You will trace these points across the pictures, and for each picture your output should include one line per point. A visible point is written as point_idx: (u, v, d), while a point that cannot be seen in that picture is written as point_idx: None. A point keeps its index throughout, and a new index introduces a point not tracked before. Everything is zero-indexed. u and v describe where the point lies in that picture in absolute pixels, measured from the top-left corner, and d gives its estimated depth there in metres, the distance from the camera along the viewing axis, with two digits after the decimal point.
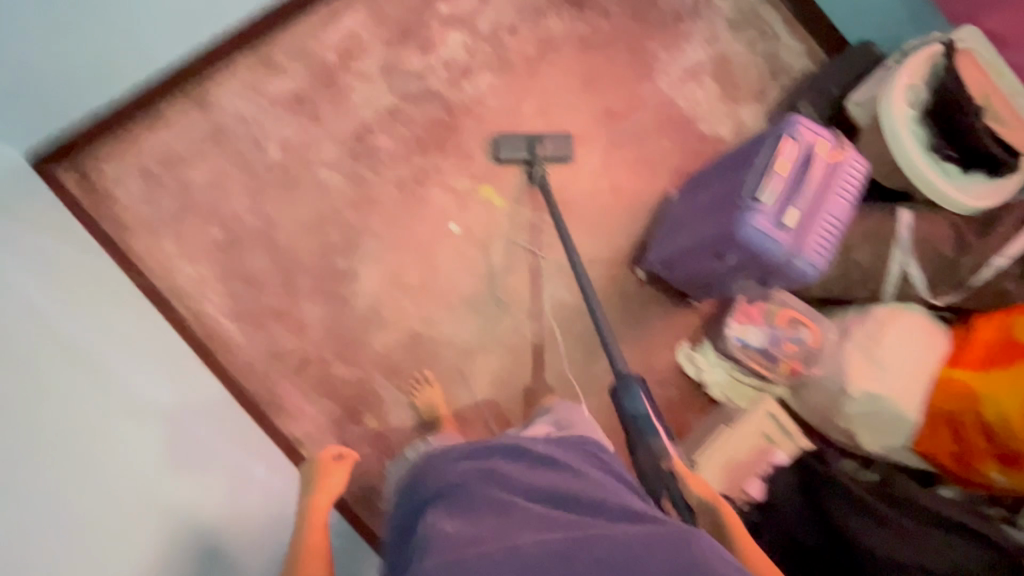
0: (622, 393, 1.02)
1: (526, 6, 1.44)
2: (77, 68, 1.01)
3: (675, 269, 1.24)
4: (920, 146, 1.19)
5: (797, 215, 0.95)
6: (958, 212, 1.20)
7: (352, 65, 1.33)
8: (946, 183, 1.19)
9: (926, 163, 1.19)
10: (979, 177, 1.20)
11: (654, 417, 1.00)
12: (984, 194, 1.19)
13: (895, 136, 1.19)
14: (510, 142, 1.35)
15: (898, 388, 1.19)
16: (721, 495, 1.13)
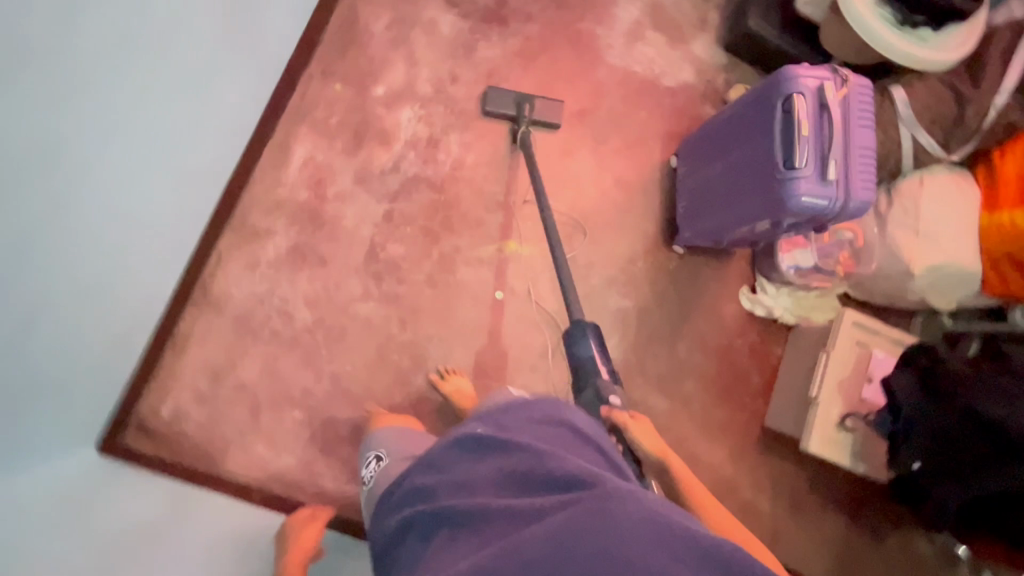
0: (572, 338, 1.10)
1: (454, 48, 1.36)
2: (103, 349, 0.94)
3: (721, 240, 1.26)
4: (885, 23, 1.20)
5: (836, 165, 0.96)
6: (940, 71, 1.21)
7: (328, 193, 1.27)
8: (922, 47, 1.19)
9: (896, 35, 1.20)
10: (950, 32, 1.20)
11: (600, 356, 1.10)
12: (959, 46, 1.20)
13: (861, 21, 1.20)
14: (498, 98, 1.34)
15: (954, 248, 1.24)
16: (848, 415, 1.23)
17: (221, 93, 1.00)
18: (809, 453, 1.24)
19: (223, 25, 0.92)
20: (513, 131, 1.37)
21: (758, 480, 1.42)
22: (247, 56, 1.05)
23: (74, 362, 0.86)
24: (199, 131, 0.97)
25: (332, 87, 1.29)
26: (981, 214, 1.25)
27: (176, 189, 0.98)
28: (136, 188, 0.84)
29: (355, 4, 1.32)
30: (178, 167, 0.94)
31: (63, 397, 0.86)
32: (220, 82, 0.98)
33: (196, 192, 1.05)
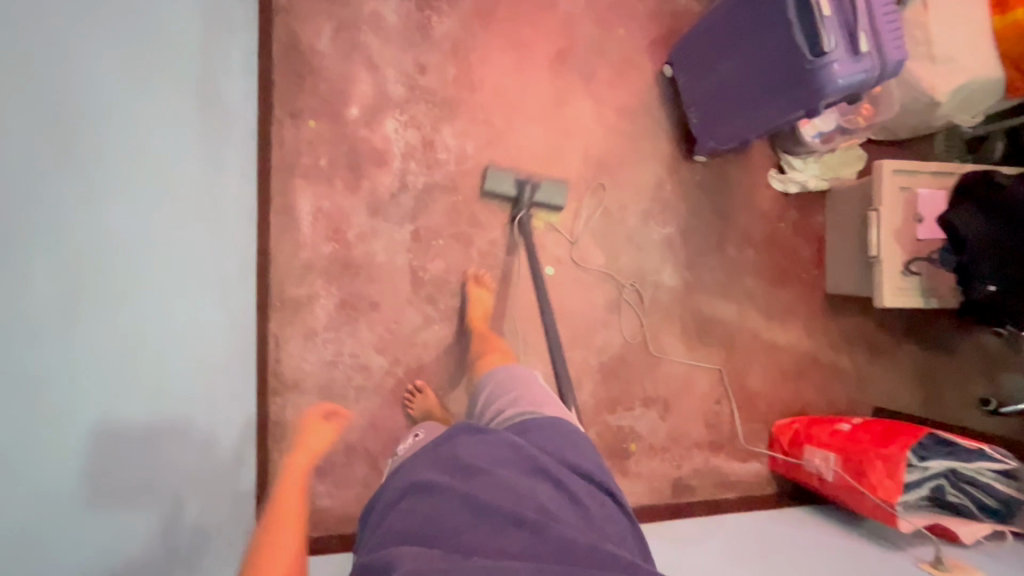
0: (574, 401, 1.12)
1: (408, 35, 1.25)
2: (202, 400, 0.90)
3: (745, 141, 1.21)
4: None
5: (865, 35, 0.90)
6: None
7: (350, 236, 1.22)
8: None
9: None
10: None
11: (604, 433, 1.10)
12: None
13: None
14: (498, 178, 1.26)
15: (973, 63, 1.20)
16: (910, 262, 1.27)
17: (223, 199, 0.99)
18: (884, 309, 1.29)
19: (207, 99, 0.92)
20: (511, 215, 1.29)
21: (835, 344, 1.49)
22: (230, 152, 1.02)
23: (191, 413, 0.86)
24: (217, 242, 0.96)
25: (306, 128, 1.20)
26: (993, 19, 1.19)
27: (218, 308, 0.97)
28: (190, 312, 0.86)
29: (290, 27, 1.19)
30: (213, 286, 0.95)
31: (177, 444, 0.81)
32: (218, 188, 0.97)
33: (235, 302, 1.04)
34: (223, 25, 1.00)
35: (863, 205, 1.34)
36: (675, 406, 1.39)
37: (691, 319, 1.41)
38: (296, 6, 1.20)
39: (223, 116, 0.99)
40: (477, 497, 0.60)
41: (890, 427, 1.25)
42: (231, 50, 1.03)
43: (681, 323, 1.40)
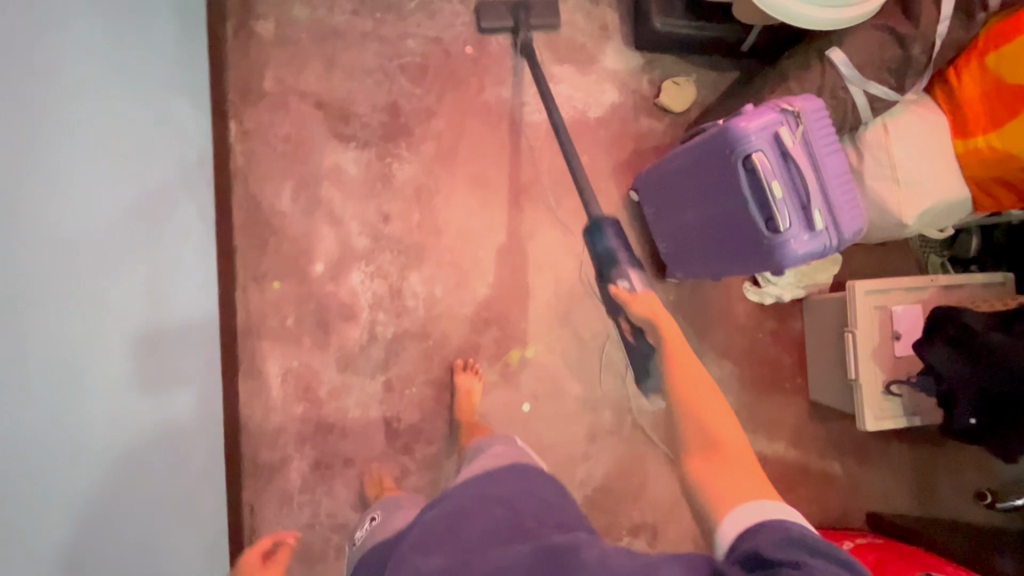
0: (593, 232, 1.09)
1: (370, 185, 1.24)
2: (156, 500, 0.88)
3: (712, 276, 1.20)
4: None
5: (820, 212, 0.89)
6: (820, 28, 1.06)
7: (321, 394, 1.21)
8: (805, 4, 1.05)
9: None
10: None
11: (622, 248, 1.07)
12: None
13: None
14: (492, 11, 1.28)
15: (936, 187, 1.19)
16: (890, 383, 1.25)
17: (180, 404, 0.98)
18: (867, 432, 1.27)
19: (202, 248, 1.09)
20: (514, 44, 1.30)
21: (823, 450, 1.46)
22: (184, 353, 1.01)
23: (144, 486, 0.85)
24: (174, 453, 0.94)
25: (271, 289, 1.19)
26: (954, 142, 1.17)
27: (171, 499, 0.92)
28: (140, 534, 0.83)
29: (250, 190, 1.19)
30: (172, 499, 0.92)
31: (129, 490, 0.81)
32: (173, 395, 0.96)
33: (201, 505, 1.01)
34: (178, 228, 1.01)
35: (838, 321, 1.32)
36: (663, 532, 1.37)
37: None
38: (255, 169, 1.19)
39: (175, 321, 0.98)
40: (445, 522, 0.71)
41: (884, 559, 1.22)
42: (186, 249, 1.03)
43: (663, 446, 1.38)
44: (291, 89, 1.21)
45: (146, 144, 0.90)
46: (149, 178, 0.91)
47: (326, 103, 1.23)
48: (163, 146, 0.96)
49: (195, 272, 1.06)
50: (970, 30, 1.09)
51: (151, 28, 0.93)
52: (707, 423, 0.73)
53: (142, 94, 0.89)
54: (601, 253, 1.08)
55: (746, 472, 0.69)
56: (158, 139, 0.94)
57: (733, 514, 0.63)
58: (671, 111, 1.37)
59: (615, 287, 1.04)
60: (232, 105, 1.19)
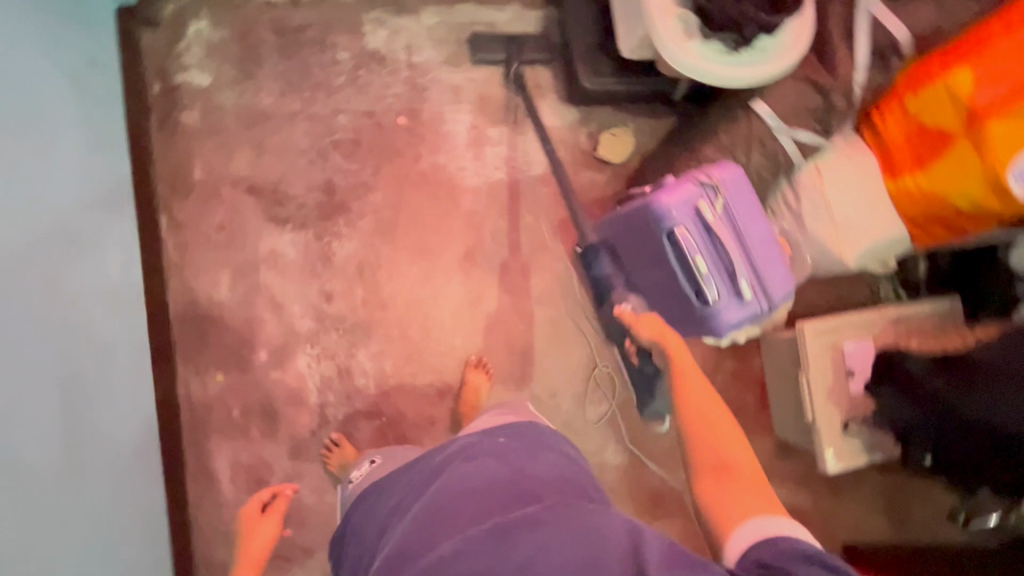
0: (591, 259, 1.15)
1: (310, 266, 1.22)
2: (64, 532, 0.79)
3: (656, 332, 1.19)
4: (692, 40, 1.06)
5: (747, 280, 0.89)
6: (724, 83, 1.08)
7: (274, 484, 1.18)
8: (711, 63, 1.06)
9: (697, 51, 1.06)
10: (764, 41, 1.07)
11: (615, 279, 1.12)
12: (769, 57, 1.08)
13: (676, 60, 1.06)
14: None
15: (874, 227, 1.20)
16: (847, 422, 1.26)
17: (118, 510, 0.93)
18: (832, 474, 1.26)
19: (120, 287, 1.02)
20: (506, 75, 1.33)
21: (792, 487, 1.46)
22: (121, 459, 0.96)
23: (40, 503, 0.75)
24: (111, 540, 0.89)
25: (215, 382, 1.17)
26: (887, 182, 1.17)
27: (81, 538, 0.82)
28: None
29: (186, 282, 1.17)
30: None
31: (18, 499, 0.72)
32: (109, 508, 0.90)
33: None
34: (103, 336, 0.95)
35: (793, 361, 1.32)
36: None
37: (642, 489, 1.37)
38: (189, 260, 1.17)
39: (90, 355, 0.91)
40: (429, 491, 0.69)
41: None
42: (114, 355, 0.98)
43: (631, 497, 1.36)
44: (222, 176, 1.20)
45: (49, 266, 0.84)
46: (58, 299, 0.85)
47: (258, 186, 1.21)
48: (73, 257, 0.90)
49: (131, 373, 1.02)
50: (887, 77, 1.13)
51: (55, 126, 0.87)
52: (716, 448, 0.72)
53: (38, 218, 0.82)
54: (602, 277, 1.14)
55: (750, 487, 0.68)
56: (65, 258, 0.88)
57: (743, 529, 0.63)
58: (611, 161, 1.38)
59: (620, 310, 1.02)
60: (163, 199, 1.17)
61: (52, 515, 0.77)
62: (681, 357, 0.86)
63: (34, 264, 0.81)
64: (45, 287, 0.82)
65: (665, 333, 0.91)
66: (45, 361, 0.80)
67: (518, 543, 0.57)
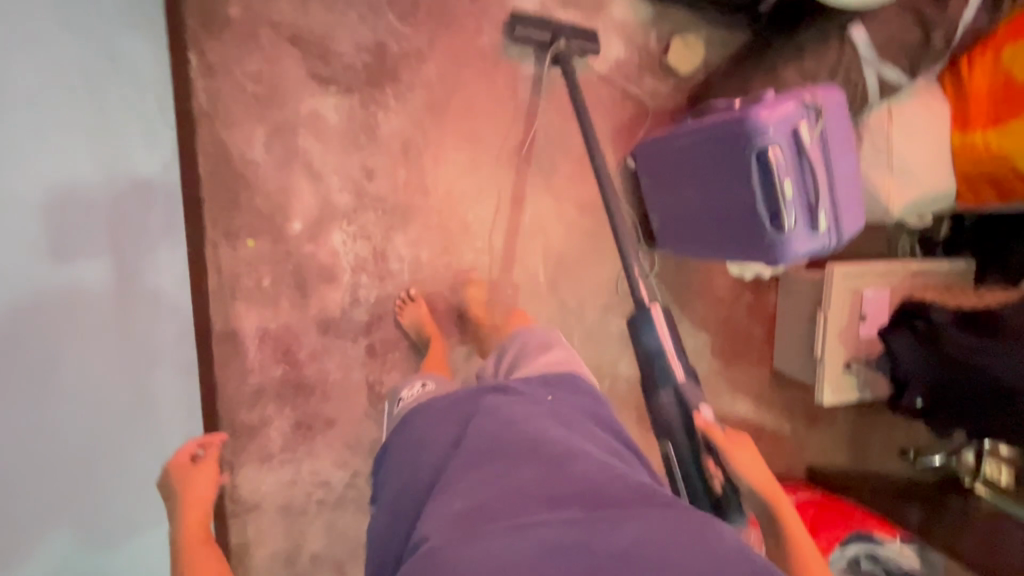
0: (641, 322, 1.03)
1: (352, 136, 1.14)
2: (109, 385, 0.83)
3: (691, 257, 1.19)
4: None
5: (825, 212, 0.88)
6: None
7: (301, 356, 1.17)
8: None
9: None
10: None
11: (672, 347, 1.01)
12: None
13: None
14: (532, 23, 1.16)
15: (927, 178, 1.19)
16: (852, 363, 1.34)
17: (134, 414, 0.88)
18: (826, 404, 1.36)
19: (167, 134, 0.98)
20: (545, 60, 1.21)
21: (779, 414, 1.57)
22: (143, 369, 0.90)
23: (85, 361, 0.79)
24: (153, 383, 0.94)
25: (244, 248, 1.11)
26: (954, 134, 1.17)
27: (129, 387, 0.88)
28: (103, 523, 0.82)
29: (217, 136, 1.07)
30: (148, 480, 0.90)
31: (76, 345, 0.77)
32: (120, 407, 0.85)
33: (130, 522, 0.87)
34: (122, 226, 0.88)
35: (814, 301, 1.37)
36: None
37: None
38: (222, 110, 1.07)
39: (139, 203, 0.91)
40: (497, 452, 0.59)
41: (820, 517, 1.34)
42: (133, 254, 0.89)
43: (637, 410, 1.43)
44: (262, 18, 1.06)
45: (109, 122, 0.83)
46: (101, 157, 0.82)
47: (302, 38, 1.09)
48: (115, 117, 0.84)
49: (167, 288, 0.98)
50: (993, 20, 1.07)
51: None
52: None
53: (58, 49, 0.72)
54: (648, 353, 1.03)
55: None
56: (119, 114, 0.85)
57: None
58: (677, 71, 1.30)
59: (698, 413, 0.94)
60: (192, 33, 1.03)
61: (91, 372, 0.80)
62: (802, 537, 0.80)
63: (95, 121, 0.80)
64: (104, 140, 0.82)
65: (756, 465, 0.86)
66: (85, 219, 0.79)
67: (621, 531, 0.48)
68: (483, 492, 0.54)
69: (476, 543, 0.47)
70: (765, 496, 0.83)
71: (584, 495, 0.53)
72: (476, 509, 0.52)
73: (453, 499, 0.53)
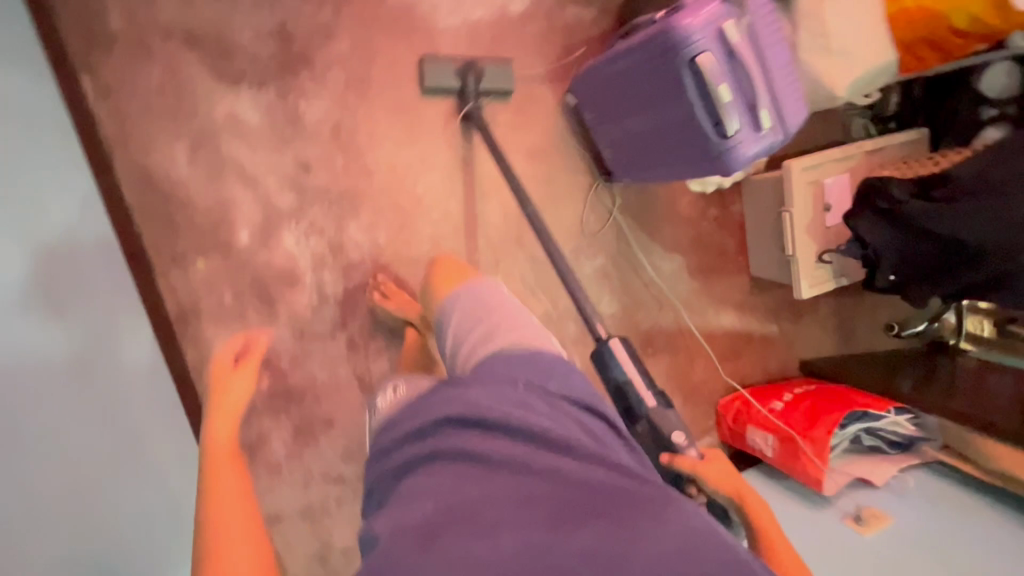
0: (602, 362, 1.02)
1: (278, 131, 1.08)
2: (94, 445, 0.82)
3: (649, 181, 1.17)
4: None
5: (767, 110, 0.87)
6: None
7: (283, 365, 1.16)
8: None
9: None
10: None
11: (637, 375, 1.00)
12: None
13: None
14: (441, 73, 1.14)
15: (868, 53, 1.17)
16: (824, 253, 1.35)
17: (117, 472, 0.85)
18: (806, 299, 1.38)
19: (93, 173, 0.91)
20: (460, 108, 1.18)
21: (764, 318, 1.60)
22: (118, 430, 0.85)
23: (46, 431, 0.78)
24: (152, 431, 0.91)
25: (197, 270, 1.08)
26: (887, 4, 1.14)
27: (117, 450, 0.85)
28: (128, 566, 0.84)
29: (135, 160, 1.02)
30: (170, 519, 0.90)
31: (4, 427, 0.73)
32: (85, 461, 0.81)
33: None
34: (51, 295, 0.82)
35: (778, 201, 1.38)
36: None
37: (636, 334, 1.45)
38: (135, 132, 1.01)
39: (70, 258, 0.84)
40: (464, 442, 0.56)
41: (818, 404, 1.38)
42: (75, 324, 0.84)
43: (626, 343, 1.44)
44: (149, 25, 1.00)
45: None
46: None
47: (198, 38, 1.02)
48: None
49: (124, 338, 0.90)
50: None
51: None
52: None
53: None
54: (618, 385, 1.00)
55: None
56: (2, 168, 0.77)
57: None
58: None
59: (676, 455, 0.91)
60: (79, 57, 0.97)
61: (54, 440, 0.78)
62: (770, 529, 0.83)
63: None
64: None
65: (732, 478, 0.87)
66: None
67: (578, 535, 0.48)
68: (449, 493, 0.51)
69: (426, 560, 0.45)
70: (740, 501, 0.85)
71: (551, 492, 0.52)
72: (439, 513, 0.49)
73: (412, 503, 0.51)
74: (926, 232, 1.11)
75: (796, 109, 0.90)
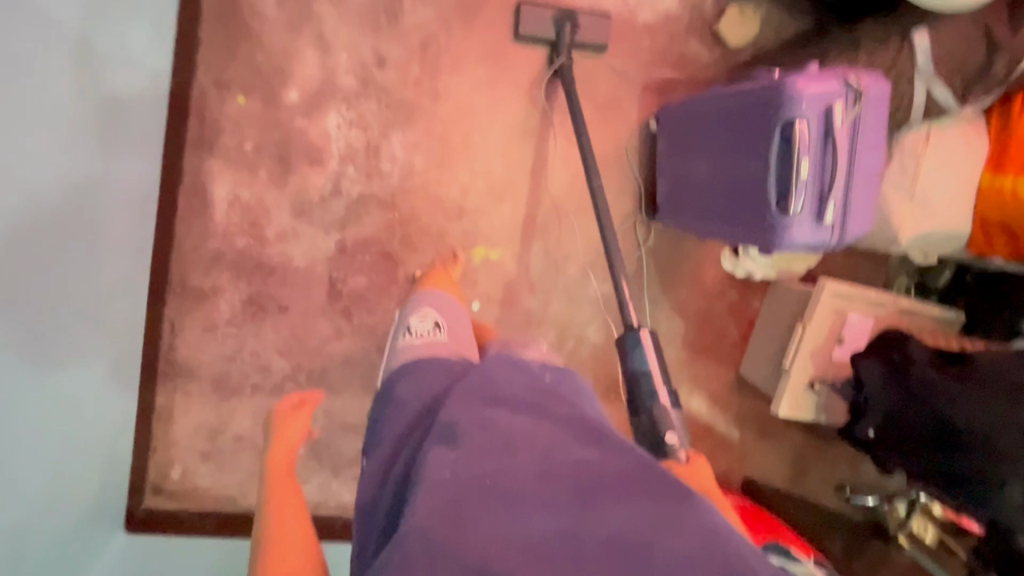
0: (625, 348, 0.94)
1: (374, 18, 1.09)
2: (82, 300, 0.83)
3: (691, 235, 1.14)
4: None
5: (835, 204, 0.84)
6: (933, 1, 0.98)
7: (268, 234, 1.13)
8: None
9: None
10: None
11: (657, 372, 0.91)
12: None
13: None
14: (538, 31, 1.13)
15: (949, 213, 1.14)
16: (815, 382, 1.32)
17: (93, 339, 0.87)
18: (780, 417, 1.34)
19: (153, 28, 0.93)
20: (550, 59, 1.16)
21: (732, 418, 1.55)
22: (98, 295, 0.88)
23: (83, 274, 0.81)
24: (111, 289, 0.92)
25: (234, 103, 1.07)
26: (984, 174, 1.12)
27: (95, 309, 0.87)
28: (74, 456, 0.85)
29: None
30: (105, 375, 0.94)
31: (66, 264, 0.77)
32: (84, 319, 0.84)
33: (84, 436, 0.88)
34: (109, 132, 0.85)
35: (796, 312, 1.35)
36: None
37: None
38: None
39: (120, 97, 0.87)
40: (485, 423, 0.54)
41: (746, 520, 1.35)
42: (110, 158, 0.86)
43: None
44: None
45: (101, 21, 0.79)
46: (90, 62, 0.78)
47: None
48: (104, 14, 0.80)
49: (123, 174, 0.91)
50: None
51: None
52: None
53: None
54: (632, 375, 0.92)
55: None
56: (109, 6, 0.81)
57: None
58: (727, 42, 1.24)
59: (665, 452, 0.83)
60: None
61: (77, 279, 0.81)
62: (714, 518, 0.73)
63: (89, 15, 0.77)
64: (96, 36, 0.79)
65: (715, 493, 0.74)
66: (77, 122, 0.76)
67: (606, 521, 0.46)
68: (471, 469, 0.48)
69: (458, 539, 0.43)
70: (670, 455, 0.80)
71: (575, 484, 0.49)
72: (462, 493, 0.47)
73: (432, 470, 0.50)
74: (925, 403, 1.08)
75: (865, 220, 0.89)
